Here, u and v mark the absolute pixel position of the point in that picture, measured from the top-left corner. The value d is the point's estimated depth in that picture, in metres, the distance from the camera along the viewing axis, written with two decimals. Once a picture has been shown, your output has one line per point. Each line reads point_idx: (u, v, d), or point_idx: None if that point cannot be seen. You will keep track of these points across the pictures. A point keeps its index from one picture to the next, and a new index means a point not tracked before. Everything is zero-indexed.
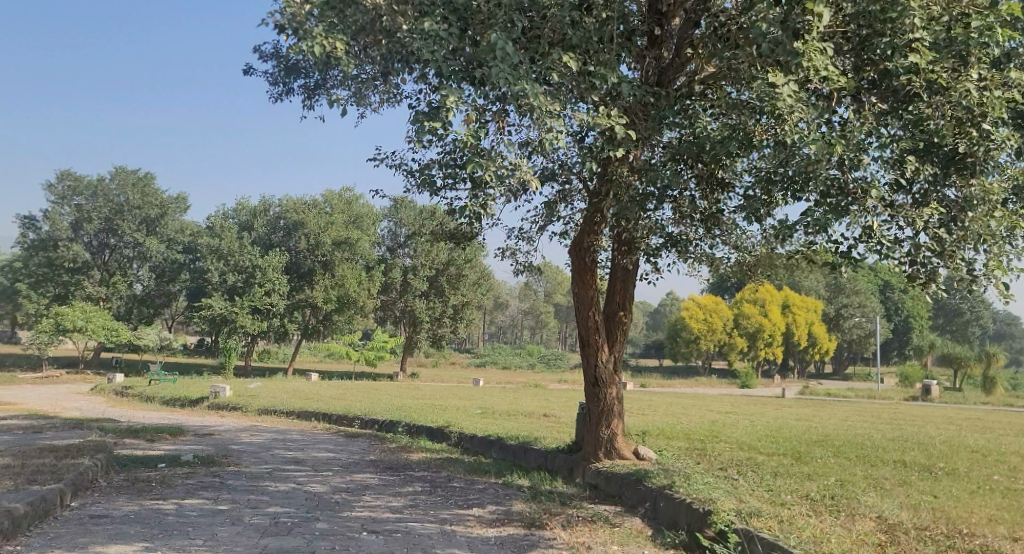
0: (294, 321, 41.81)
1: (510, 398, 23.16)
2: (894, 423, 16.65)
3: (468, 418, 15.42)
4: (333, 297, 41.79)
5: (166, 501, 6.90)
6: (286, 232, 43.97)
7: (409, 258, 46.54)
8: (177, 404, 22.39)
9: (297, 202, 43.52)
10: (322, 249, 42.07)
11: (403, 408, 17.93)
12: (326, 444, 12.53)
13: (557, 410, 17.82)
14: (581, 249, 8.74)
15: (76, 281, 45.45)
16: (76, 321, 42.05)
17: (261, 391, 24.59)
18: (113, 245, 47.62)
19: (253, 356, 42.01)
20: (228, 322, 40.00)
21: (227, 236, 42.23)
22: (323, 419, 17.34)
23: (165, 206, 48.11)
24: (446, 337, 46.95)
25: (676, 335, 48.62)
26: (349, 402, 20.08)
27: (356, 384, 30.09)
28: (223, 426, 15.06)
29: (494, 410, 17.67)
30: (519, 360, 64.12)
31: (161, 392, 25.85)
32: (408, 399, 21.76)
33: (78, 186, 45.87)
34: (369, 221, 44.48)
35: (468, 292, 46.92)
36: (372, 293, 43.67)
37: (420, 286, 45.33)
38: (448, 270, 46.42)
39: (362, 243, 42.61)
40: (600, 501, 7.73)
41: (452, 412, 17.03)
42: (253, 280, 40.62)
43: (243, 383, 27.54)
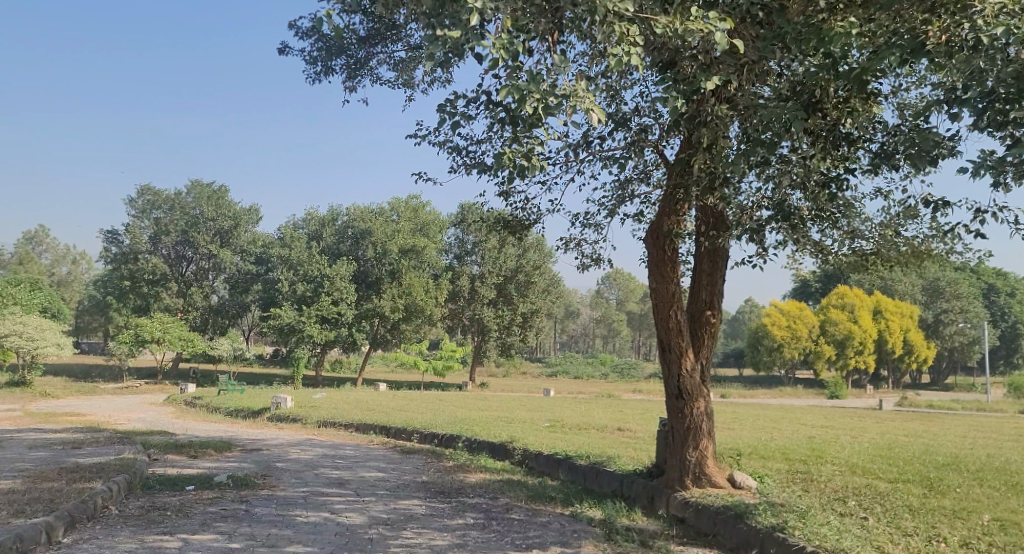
0: (363, 331, 41.12)
1: (582, 410, 21.84)
2: (1022, 441, 14.61)
3: (536, 434, 14.17)
4: (401, 306, 40.97)
5: (171, 537, 5.86)
6: (354, 241, 43.65)
7: (477, 266, 45.60)
8: (239, 416, 21.83)
9: (364, 211, 43.21)
10: (389, 258, 41.64)
11: (467, 422, 16.83)
12: (378, 462, 11.47)
13: (632, 423, 16.43)
14: (660, 235, 7.39)
15: (154, 292, 46.22)
16: (153, 333, 42.57)
17: (325, 401, 23.95)
18: (190, 257, 48.29)
19: (323, 367, 41.72)
20: (297, 331, 39.71)
21: (297, 245, 42.11)
22: (382, 432, 16.39)
23: (238, 217, 48.51)
24: (515, 346, 45.87)
25: (757, 343, 46.26)
26: (412, 415, 19.11)
27: (424, 394, 29.22)
28: (275, 441, 14.22)
29: (565, 423, 16.40)
30: (592, 370, 62.51)
31: (227, 403, 25.49)
32: (474, 411, 20.68)
33: (157, 200, 46.78)
34: (436, 229, 43.85)
35: (538, 299, 45.73)
36: (440, 302, 42.93)
37: (489, 295, 44.40)
38: (516, 277, 45.45)
39: (429, 251, 41.94)
40: (691, 542, 6.39)
41: (519, 426, 15.82)
42: (321, 289, 40.40)
43: (309, 394, 26.99)
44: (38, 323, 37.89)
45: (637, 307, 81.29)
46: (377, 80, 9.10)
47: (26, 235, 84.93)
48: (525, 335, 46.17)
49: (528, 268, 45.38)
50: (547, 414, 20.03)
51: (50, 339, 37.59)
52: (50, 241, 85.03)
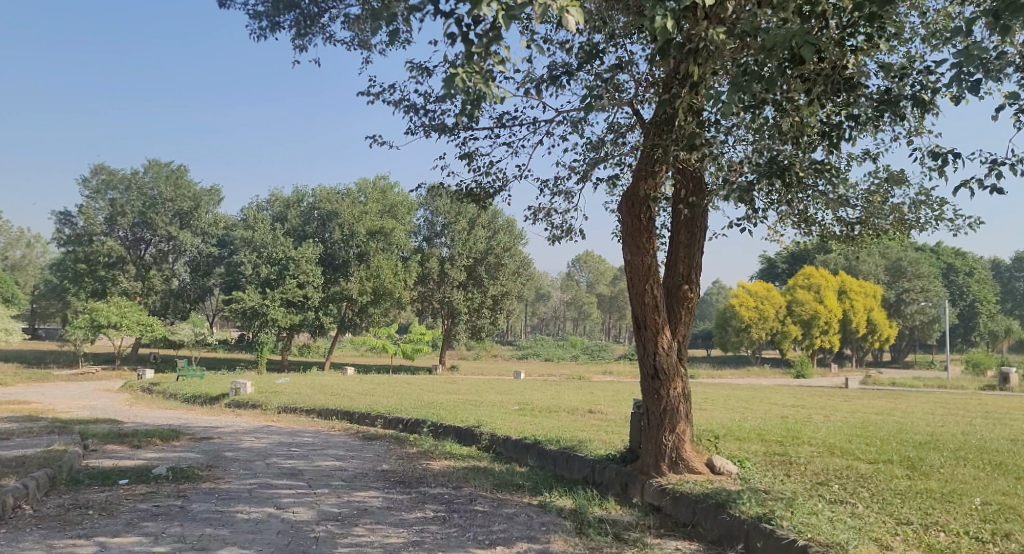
0: (329, 315, 40.21)
1: (552, 392, 21.38)
2: (995, 418, 14.44)
3: (505, 417, 13.64)
4: (368, 289, 40.06)
5: (86, 542, 5.21)
6: (320, 223, 42.58)
7: (446, 248, 44.81)
8: (197, 402, 21.01)
9: (330, 191, 42.17)
10: (356, 240, 40.75)
11: (434, 406, 16.25)
12: (336, 449, 10.85)
13: (603, 405, 15.98)
14: (634, 203, 6.87)
15: (112, 277, 44.82)
16: (111, 318, 41.22)
17: (288, 386, 23.21)
18: (148, 240, 46.85)
19: (289, 351, 40.78)
20: (260, 316, 38.63)
21: (260, 227, 40.95)
22: (345, 417, 15.75)
23: (198, 198, 47.14)
24: (485, 329, 45.31)
25: (727, 324, 46.22)
26: (377, 399, 18.47)
27: (391, 378, 28.55)
28: (229, 428, 13.52)
29: (535, 405, 15.90)
30: (562, 352, 62.23)
31: (185, 389, 24.61)
32: (441, 394, 20.10)
33: (113, 180, 45.24)
34: (404, 210, 42.96)
35: (508, 281, 45.20)
36: (409, 284, 42.15)
37: (458, 277, 43.71)
38: (486, 260, 44.85)
39: (397, 233, 41.12)
40: (669, 534, 5.88)
41: (487, 410, 15.27)
42: (286, 272, 39.38)
43: (271, 379, 26.19)
44: None
45: (607, 289, 81.14)
46: (328, 37, 8.48)
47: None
48: (495, 318, 45.61)
49: (498, 250, 44.83)
50: (517, 397, 19.53)
51: None
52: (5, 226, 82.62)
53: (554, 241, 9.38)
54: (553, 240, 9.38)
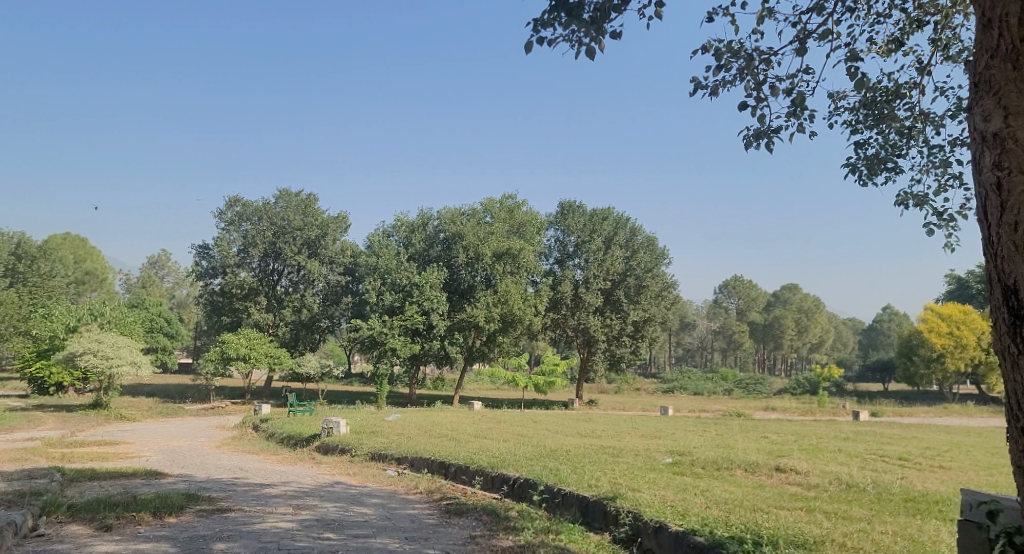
0: (456, 345, 36.81)
1: (715, 437, 16.79)
2: None
3: (655, 477, 9.58)
4: (496, 316, 36.38)
5: None
6: (446, 248, 39.44)
7: (580, 270, 40.80)
8: (289, 446, 17.97)
9: (455, 211, 39.31)
10: (482, 262, 37.65)
11: (556, 455, 12.31)
12: (393, 537, 7.07)
13: (793, 458, 11.48)
14: None
15: (245, 309, 43.77)
16: (240, 350, 39.70)
17: (396, 425, 19.80)
18: (278, 270, 45.44)
19: (415, 385, 37.95)
20: (379, 345, 35.99)
21: (386, 253, 38.30)
22: (440, 471, 12.11)
23: (325, 226, 45.10)
24: (626, 360, 40.88)
25: (914, 352, 39.38)
26: (491, 444, 14.71)
27: (519, 414, 24.72)
28: (276, 491, 10.12)
29: (698, 457, 11.62)
30: (713, 385, 56.38)
31: (285, 427, 21.86)
32: (572, 438, 16.05)
33: (246, 212, 44.21)
34: (534, 229, 39.54)
35: (651, 306, 40.66)
36: (540, 311, 38.42)
37: (594, 302, 39.53)
38: (625, 282, 40.78)
39: (526, 254, 37.65)
40: None
41: (625, 462, 11.26)
42: (410, 300, 36.61)
43: (383, 416, 23.04)
44: (114, 340, 36.22)
45: (760, 316, 74.21)
46: None
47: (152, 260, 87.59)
48: (637, 347, 40.98)
49: (638, 271, 40.61)
50: (669, 442, 15.19)
51: (125, 357, 35.79)
52: (171, 266, 87.28)
53: (746, 146, 7.33)
54: (746, 145, 7.33)
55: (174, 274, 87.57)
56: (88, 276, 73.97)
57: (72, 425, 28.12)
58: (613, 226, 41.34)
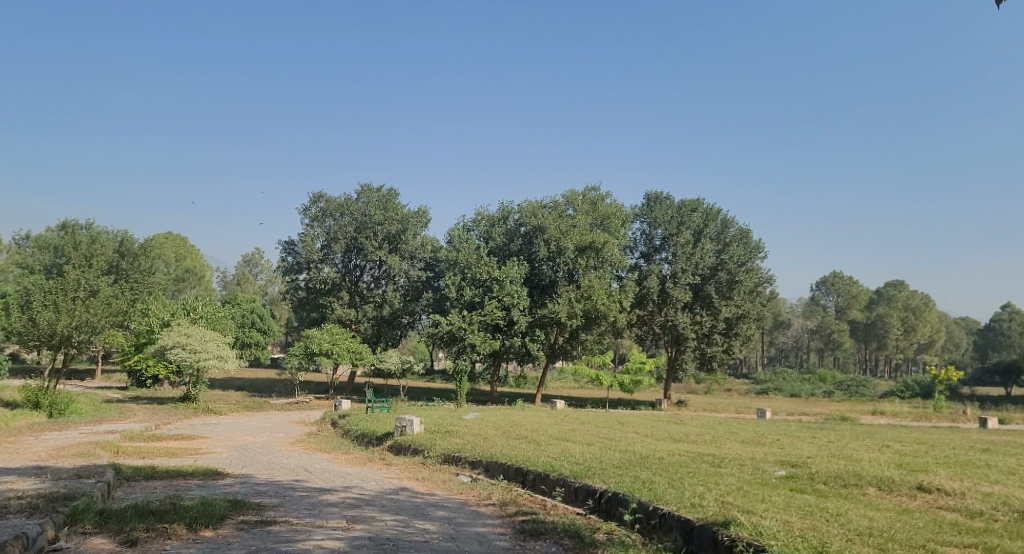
0: (537, 341, 35.56)
1: (826, 444, 14.99)
2: None
3: (770, 494, 8.15)
4: (580, 312, 34.88)
5: None
6: (527, 241, 38.29)
7: (668, 264, 38.89)
8: (362, 445, 17.12)
9: (536, 204, 38.16)
10: (564, 256, 36.35)
11: (647, 463, 10.96)
12: None
13: (931, 474, 9.73)
14: None
15: (328, 304, 43.72)
16: (323, 345, 39.55)
17: (474, 424, 18.74)
18: (360, 265, 45.23)
19: (496, 383, 37.00)
20: (458, 340, 35.17)
21: (466, 247, 37.47)
22: (517, 479, 10.91)
23: (406, 220, 44.55)
24: (718, 359, 38.89)
25: None
26: (574, 448, 13.44)
27: (604, 415, 23.34)
28: (334, 498, 9.12)
29: (813, 471, 10.08)
30: (811, 387, 53.40)
31: (361, 424, 21.13)
32: (663, 443, 14.62)
33: (329, 207, 44.14)
34: (618, 222, 37.95)
35: (745, 301, 38.45)
36: (625, 307, 36.79)
37: (683, 298, 37.64)
38: (716, 276, 38.66)
39: (610, 248, 36.10)
40: None
41: (730, 474, 9.83)
42: (490, 295, 35.64)
43: (461, 414, 22.06)
44: (202, 334, 36.37)
45: (862, 315, 70.58)
46: None
47: (246, 258, 89.85)
48: (729, 346, 38.96)
49: (730, 265, 38.44)
50: (775, 450, 13.58)
51: (212, 351, 35.84)
52: (265, 264, 89.46)
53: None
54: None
55: (267, 272, 89.62)
56: (188, 274, 76.02)
57: (159, 417, 28.26)
58: (703, 218, 39.23)
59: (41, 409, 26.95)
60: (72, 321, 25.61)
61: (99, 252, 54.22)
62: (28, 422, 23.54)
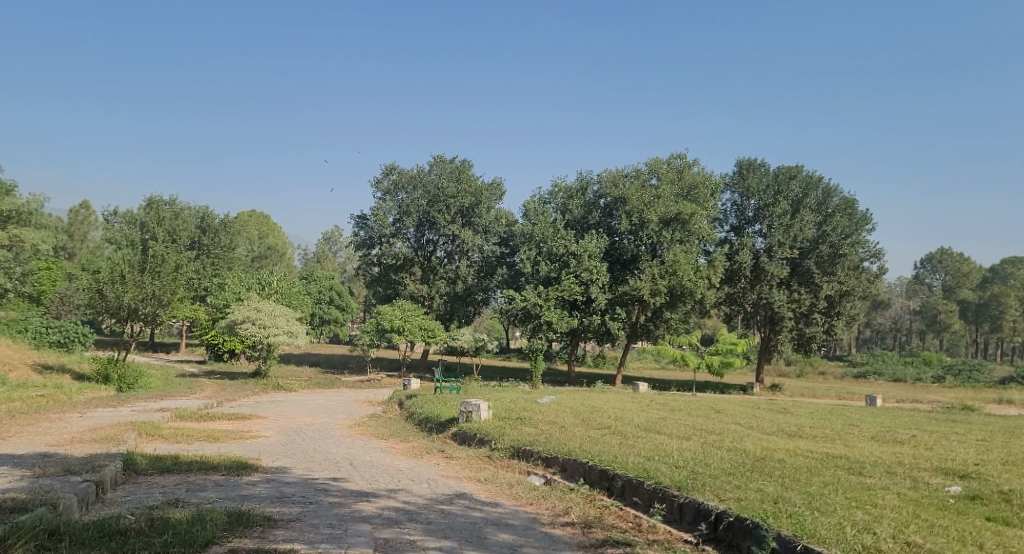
0: (617, 320, 33.15)
1: (976, 446, 12.33)
2: None
3: (964, 533, 5.97)
4: (663, 289, 32.24)
5: None
6: (608, 213, 35.80)
7: (762, 237, 35.80)
8: (424, 432, 15.23)
9: (617, 173, 35.57)
10: (648, 229, 33.78)
11: (767, 472, 8.74)
12: None
13: None
14: None
15: (400, 279, 42.27)
16: (395, 321, 38.05)
17: (549, 409, 16.66)
18: (434, 240, 43.53)
19: (575, 363, 34.91)
20: (535, 318, 33.14)
21: (542, 220, 35.29)
22: (602, 484, 8.86)
23: (481, 192, 42.48)
24: (817, 340, 35.79)
25: None
26: (668, 444, 11.24)
27: (696, 401, 20.96)
28: (368, 509, 7.20)
29: (998, 492, 7.77)
30: (916, 371, 49.35)
31: (427, 406, 19.29)
32: (775, 438, 12.29)
33: (402, 180, 42.53)
34: (708, 191, 34.94)
35: (848, 278, 35.07)
36: (714, 284, 33.96)
37: (779, 274, 34.57)
38: (817, 249, 35.43)
39: (698, 220, 33.26)
40: None
41: (883, 494, 7.63)
42: (567, 270, 33.36)
43: (536, 398, 20.00)
44: (273, 308, 35.30)
45: (973, 294, 65.51)
46: None
47: (327, 235, 89.92)
48: (831, 325, 35.82)
49: (833, 238, 35.14)
50: (917, 453, 11.14)
51: (282, 326, 34.71)
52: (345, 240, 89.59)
53: None
54: None
55: (346, 249, 89.49)
56: (271, 251, 75.96)
57: (226, 393, 27.19)
58: (802, 186, 35.71)
59: (110, 383, 26.07)
60: (140, 293, 24.32)
61: (181, 227, 54.13)
62: (91, 395, 22.62)
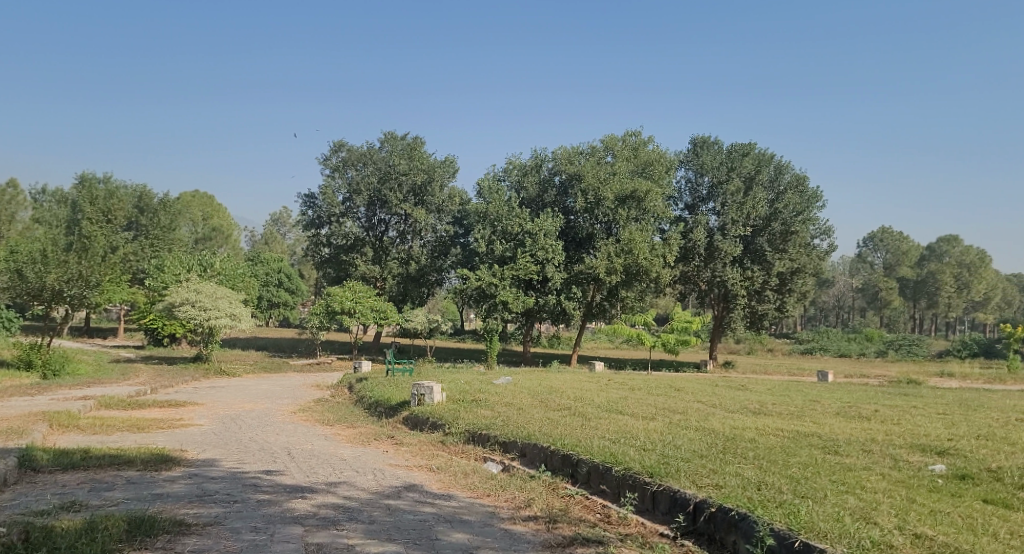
0: (573, 300, 32.53)
1: (945, 421, 11.93)
2: None
3: (970, 524, 5.41)
4: (619, 268, 31.68)
5: None
6: (563, 191, 35.04)
7: (716, 215, 35.49)
8: (373, 417, 14.32)
9: (572, 150, 34.84)
10: (602, 207, 33.16)
11: (742, 454, 8.14)
12: None
13: None
14: None
15: (350, 260, 40.95)
16: (345, 303, 36.81)
17: (506, 391, 15.89)
18: (384, 219, 42.23)
19: (529, 344, 34.28)
20: (489, 298, 32.31)
21: (496, 198, 34.39)
22: (567, 470, 8.14)
23: (432, 170, 41.26)
24: (769, 317, 35.79)
25: None
26: (632, 424, 10.58)
27: (654, 379, 20.47)
28: (303, 508, 6.33)
29: (988, 474, 7.26)
30: (860, 347, 50.09)
31: (377, 389, 18.39)
32: (742, 417, 11.72)
33: (351, 157, 40.95)
34: (662, 168, 34.41)
35: (800, 256, 35.03)
36: (669, 262, 33.52)
37: (733, 252, 34.31)
38: (770, 227, 35.26)
39: (653, 198, 32.71)
40: None
41: (869, 475, 7.07)
42: (522, 249, 32.54)
43: (491, 379, 19.24)
44: (213, 291, 33.77)
45: (912, 271, 66.88)
46: None
47: (273, 216, 87.76)
48: (783, 302, 35.86)
49: (786, 215, 34.95)
50: (889, 427, 10.66)
51: (224, 309, 33.23)
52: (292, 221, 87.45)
53: None
54: None
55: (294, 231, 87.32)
56: (216, 233, 73.57)
57: (162, 379, 25.81)
58: (755, 162, 35.43)
59: (34, 371, 24.53)
60: (65, 274, 22.72)
61: (118, 207, 51.71)
62: (12, 383, 21.08)
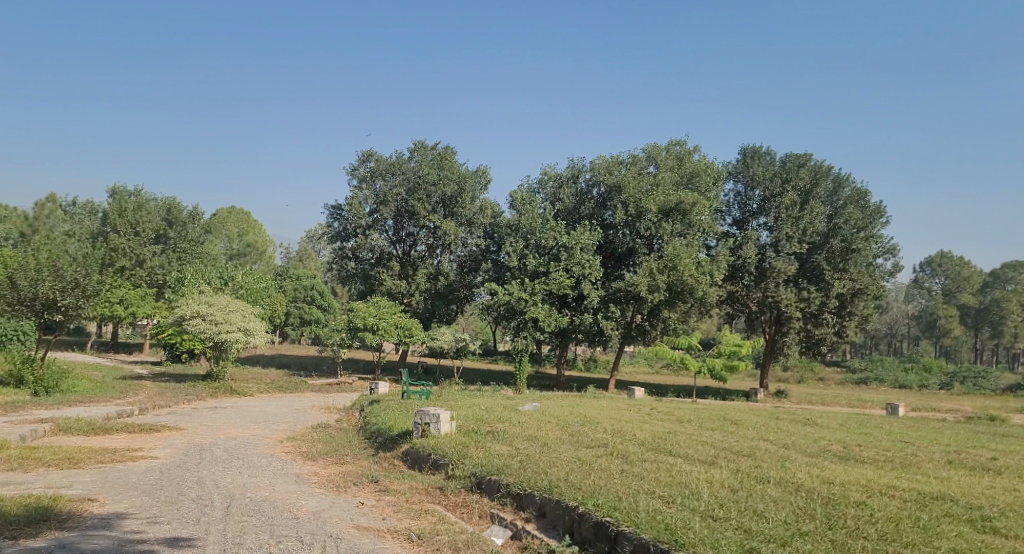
0: (610, 320, 29.89)
1: None
2: None
3: None
4: (662, 286, 28.95)
5: None
6: (601, 203, 32.44)
7: (768, 231, 32.63)
8: (368, 451, 11.88)
9: (611, 160, 32.33)
10: (644, 220, 30.57)
11: (865, 535, 5.61)
12: None
13: None
14: None
15: (376, 275, 38.73)
16: (368, 319, 34.60)
17: (531, 421, 13.29)
18: (412, 233, 39.96)
19: (564, 366, 31.61)
20: (519, 315, 29.81)
21: (528, 210, 31.95)
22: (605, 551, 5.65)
23: (464, 180, 38.93)
24: (826, 342, 32.70)
25: None
26: (690, 474, 7.99)
27: (706, 411, 17.65)
28: None
29: None
30: (920, 378, 46.39)
31: (383, 416, 15.93)
32: (830, 465, 9.06)
33: (378, 167, 38.84)
34: (709, 180, 31.75)
35: (862, 275, 31.91)
36: (717, 281, 30.69)
37: (787, 270, 31.39)
38: (828, 244, 32.21)
39: (700, 210, 30.01)
40: None
41: None
42: (557, 263, 30.02)
43: (516, 405, 16.65)
44: (226, 303, 31.87)
45: (974, 299, 62.82)
46: None
47: (307, 234, 86.27)
48: (841, 326, 32.77)
49: (846, 231, 31.93)
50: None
51: (236, 323, 31.24)
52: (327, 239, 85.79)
53: None
54: None
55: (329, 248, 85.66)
56: (250, 250, 71.95)
57: (163, 397, 23.80)
58: (812, 174, 32.54)
59: (23, 387, 22.62)
60: (59, 281, 19.33)
61: (146, 220, 49.67)
62: None
